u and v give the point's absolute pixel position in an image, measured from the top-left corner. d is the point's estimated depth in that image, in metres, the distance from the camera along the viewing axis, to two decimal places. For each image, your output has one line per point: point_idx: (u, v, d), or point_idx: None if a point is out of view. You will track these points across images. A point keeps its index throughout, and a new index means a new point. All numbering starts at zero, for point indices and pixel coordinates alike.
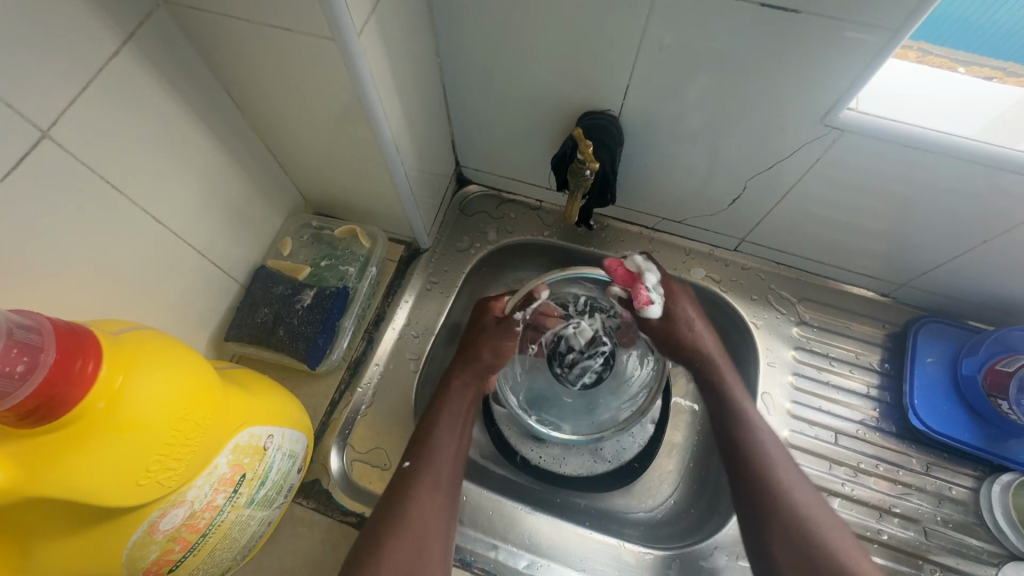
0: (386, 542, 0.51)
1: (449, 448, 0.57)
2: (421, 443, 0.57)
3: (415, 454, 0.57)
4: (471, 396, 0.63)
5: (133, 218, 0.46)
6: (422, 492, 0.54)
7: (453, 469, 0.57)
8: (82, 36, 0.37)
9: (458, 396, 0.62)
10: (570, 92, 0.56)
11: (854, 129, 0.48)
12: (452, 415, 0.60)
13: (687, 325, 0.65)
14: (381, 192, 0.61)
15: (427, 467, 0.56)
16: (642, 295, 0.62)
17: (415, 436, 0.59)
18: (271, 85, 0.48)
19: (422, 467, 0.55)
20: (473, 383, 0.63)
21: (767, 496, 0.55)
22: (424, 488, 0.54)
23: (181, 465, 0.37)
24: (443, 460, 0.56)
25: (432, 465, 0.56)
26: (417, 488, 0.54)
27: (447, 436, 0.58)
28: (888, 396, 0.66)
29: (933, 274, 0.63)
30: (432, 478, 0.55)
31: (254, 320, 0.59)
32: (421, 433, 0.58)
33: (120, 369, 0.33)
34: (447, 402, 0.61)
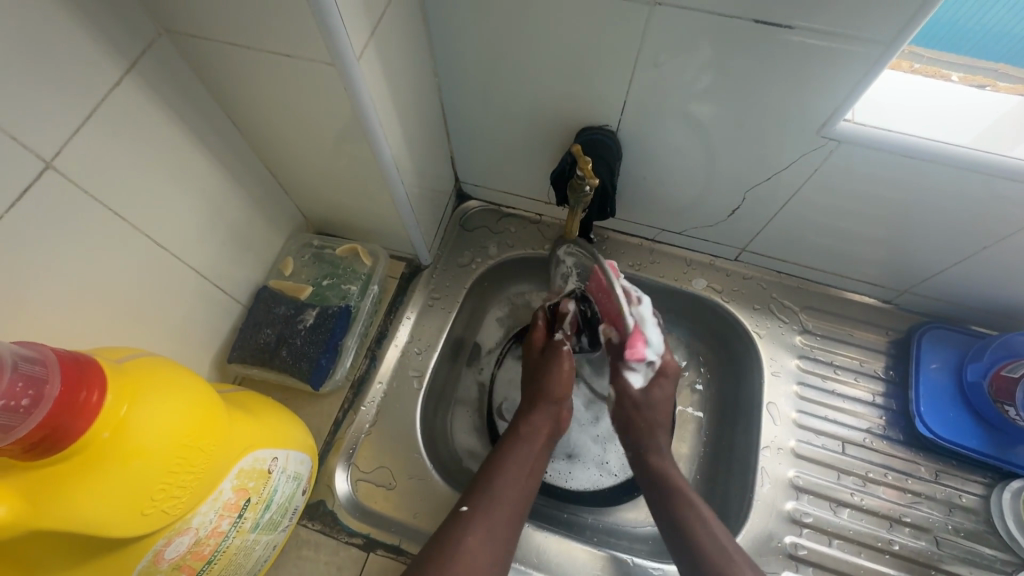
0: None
1: (506, 497, 0.54)
2: (483, 486, 0.54)
3: (478, 498, 0.53)
4: (540, 444, 0.59)
5: (135, 243, 0.46)
6: (477, 542, 0.50)
7: (512, 519, 0.53)
8: (85, 68, 0.38)
9: (528, 442, 0.58)
10: (568, 109, 0.56)
11: (849, 140, 0.49)
12: (516, 461, 0.57)
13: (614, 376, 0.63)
14: (381, 210, 0.61)
15: (487, 514, 0.52)
16: (636, 348, 0.59)
17: (477, 480, 0.55)
18: (272, 110, 0.49)
19: (481, 514, 0.52)
20: (547, 427, 0.61)
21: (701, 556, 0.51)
22: (480, 534, 0.51)
23: (186, 492, 0.37)
24: (503, 509, 0.53)
25: (491, 512, 0.52)
26: (472, 534, 0.51)
27: (508, 486, 0.55)
28: (893, 404, 0.66)
29: (934, 280, 0.63)
30: (489, 527, 0.51)
31: (256, 341, 0.59)
32: (485, 476, 0.55)
33: (125, 398, 0.33)
34: (517, 448, 0.58)
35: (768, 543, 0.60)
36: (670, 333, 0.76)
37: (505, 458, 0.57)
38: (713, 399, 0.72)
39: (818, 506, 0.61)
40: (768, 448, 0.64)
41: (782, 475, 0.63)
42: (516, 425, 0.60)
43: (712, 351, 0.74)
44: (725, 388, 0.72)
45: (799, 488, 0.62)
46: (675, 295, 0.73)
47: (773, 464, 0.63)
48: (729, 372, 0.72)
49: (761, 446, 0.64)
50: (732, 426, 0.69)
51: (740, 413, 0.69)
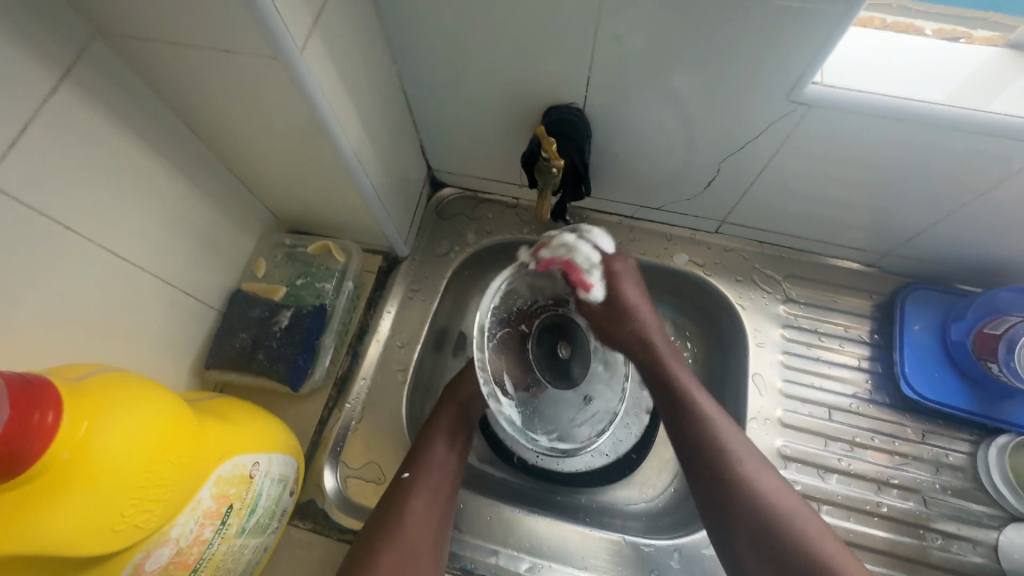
0: (381, 553, 0.50)
1: (439, 465, 0.57)
2: (422, 451, 0.57)
3: (418, 464, 0.56)
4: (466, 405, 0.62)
5: (92, 256, 0.44)
6: (419, 505, 0.53)
7: (448, 478, 0.57)
8: (14, 78, 0.36)
9: (457, 407, 0.61)
10: (532, 89, 0.55)
11: (820, 103, 0.47)
12: (447, 429, 0.59)
13: (630, 305, 0.63)
14: (351, 205, 0.60)
15: (427, 480, 0.55)
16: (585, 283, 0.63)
17: (415, 445, 0.58)
18: (223, 108, 0.47)
19: (420, 479, 0.55)
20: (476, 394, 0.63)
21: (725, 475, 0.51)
22: (422, 499, 0.54)
23: (159, 505, 0.36)
24: (440, 472, 0.56)
25: (431, 478, 0.55)
26: (414, 500, 0.53)
27: (441, 459, 0.57)
28: (879, 367, 0.65)
29: (917, 241, 0.62)
30: (428, 493, 0.54)
31: (233, 346, 0.58)
32: (423, 443, 0.58)
33: (84, 416, 0.33)
34: (446, 412, 0.60)
35: None
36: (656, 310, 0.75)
37: (437, 425, 0.59)
38: (700, 373, 0.72)
39: (807, 474, 0.62)
40: (755, 419, 0.64)
41: (769, 445, 0.63)
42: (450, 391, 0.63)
43: (698, 326, 0.74)
44: (711, 362, 0.72)
45: (787, 457, 0.62)
46: (657, 271, 0.73)
47: (760, 435, 0.63)
48: (716, 345, 0.72)
49: (748, 417, 0.64)
50: (720, 399, 0.69)
51: (727, 387, 0.69)
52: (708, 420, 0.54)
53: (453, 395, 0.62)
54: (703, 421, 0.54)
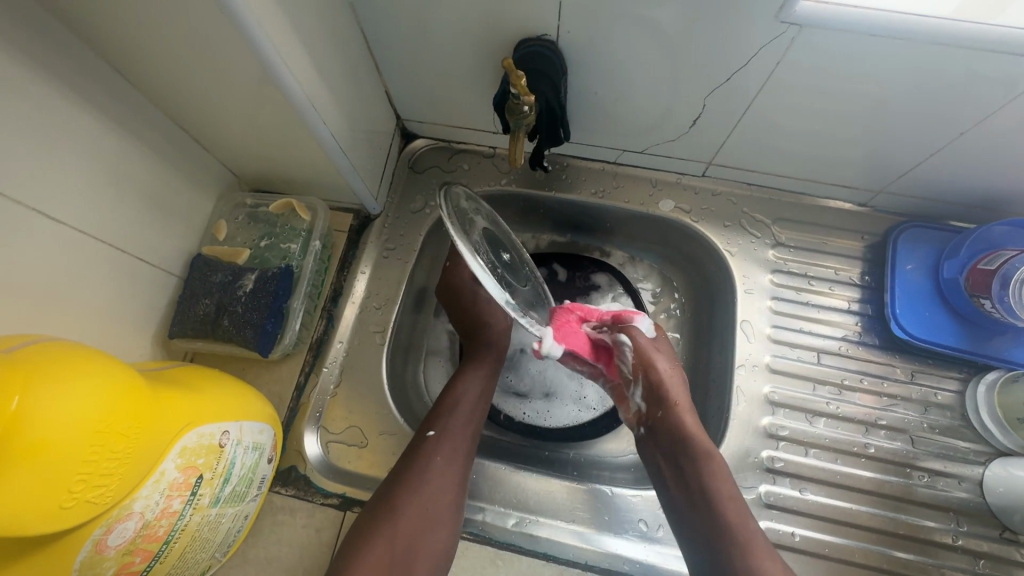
0: (401, 509, 0.49)
1: (463, 427, 0.55)
2: (445, 409, 0.56)
3: (441, 421, 0.55)
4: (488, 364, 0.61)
5: (24, 221, 0.41)
6: (440, 466, 0.52)
7: (470, 436, 0.55)
8: None
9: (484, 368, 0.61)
10: (500, 20, 0.50)
11: (813, 22, 0.43)
12: (475, 395, 0.58)
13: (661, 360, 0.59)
14: (312, 158, 0.56)
15: (449, 439, 0.54)
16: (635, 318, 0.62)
17: (438, 402, 0.57)
18: (154, 49, 0.42)
19: (442, 437, 0.54)
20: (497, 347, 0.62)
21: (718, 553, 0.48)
22: (443, 458, 0.53)
23: (112, 480, 0.34)
24: (463, 430, 0.55)
25: (455, 435, 0.54)
26: (435, 459, 0.52)
27: (465, 416, 0.56)
28: (869, 309, 0.64)
29: (910, 176, 0.59)
30: (449, 453, 0.53)
31: (195, 313, 0.55)
32: (445, 401, 0.57)
33: (16, 390, 0.30)
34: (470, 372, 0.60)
35: (745, 459, 0.59)
36: (642, 261, 0.75)
37: (461, 385, 0.59)
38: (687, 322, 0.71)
39: (796, 419, 0.61)
40: (743, 366, 0.63)
41: (757, 391, 0.62)
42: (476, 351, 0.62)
43: (687, 278, 0.72)
44: (699, 312, 0.71)
45: (776, 403, 0.61)
46: (642, 219, 0.70)
47: (748, 382, 0.62)
48: (704, 295, 0.70)
49: (736, 364, 0.63)
50: (707, 349, 0.68)
51: (715, 335, 0.67)
52: (706, 456, 0.53)
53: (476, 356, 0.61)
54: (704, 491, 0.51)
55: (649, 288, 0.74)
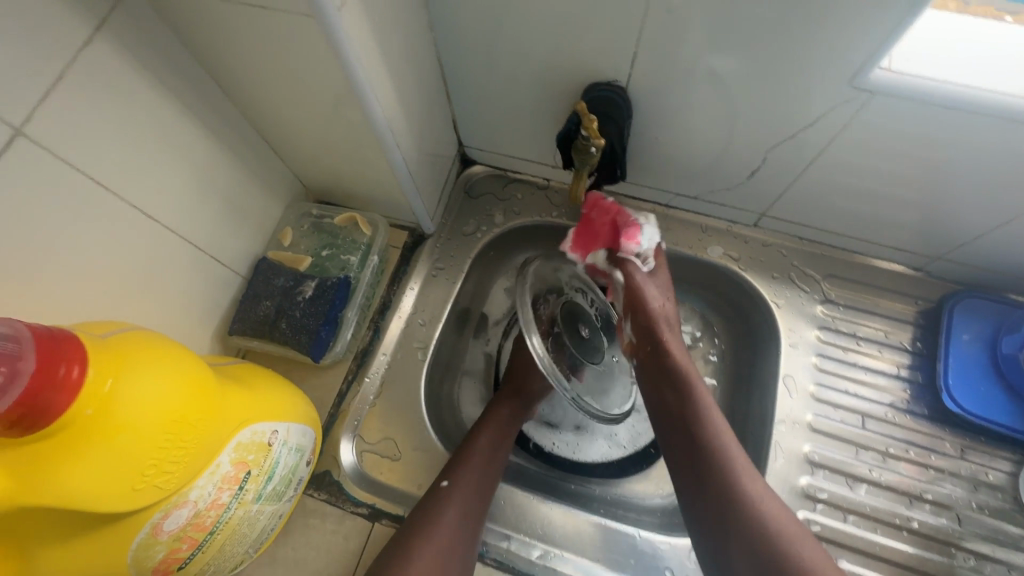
0: (417, 555, 0.49)
1: (478, 480, 0.55)
2: (460, 461, 0.56)
3: (455, 473, 0.55)
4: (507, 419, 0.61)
5: (123, 215, 0.44)
6: (455, 516, 0.52)
7: (483, 492, 0.55)
8: (52, 24, 0.35)
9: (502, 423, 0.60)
10: (574, 64, 0.52)
11: (886, 90, 0.44)
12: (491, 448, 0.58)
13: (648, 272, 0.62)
14: (380, 177, 0.59)
15: (466, 490, 0.54)
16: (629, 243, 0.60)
17: (455, 454, 0.57)
18: (257, 69, 0.46)
19: (457, 490, 0.53)
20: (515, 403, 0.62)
21: (727, 498, 0.48)
22: (458, 508, 0.52)
23: (179, 467, 0.36)
24: (478, 485, 0.54)
25: (468, 490, 0.54)
26: (451, 509, 0.52)
27: (480, 468, 0.56)
28: (919, 377, 0.62)
29: (972, 246, 0.59)
30: (466, 503, 0.53)
31: (256, 313, 0.58)
32: (461, 452, 0.57)
33: (110, 373, 0.32)
34: (487, 425, 0.59)
35: None
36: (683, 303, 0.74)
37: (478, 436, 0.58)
38: (726, 370, 0.70)
39: (836, 482, 0.59)
40: (784, 422, 0.62)
41: (797, 450, 0.60)
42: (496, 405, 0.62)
43: (730, 326, 0.71)
44: (738, 360, 0.70)
45: (816, 463, 0.60)
46: (689, 263, 0.70)
47: (788, 439, 0.61)
48: (745, 345, 0.70)
49: (776, 419, 0.62)
50: (744, 398, 0.67)
51: (755, 386, 0.66)
52: (722, 438, 0.51)
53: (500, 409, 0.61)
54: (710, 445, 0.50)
55: (689, 330, 0.72)
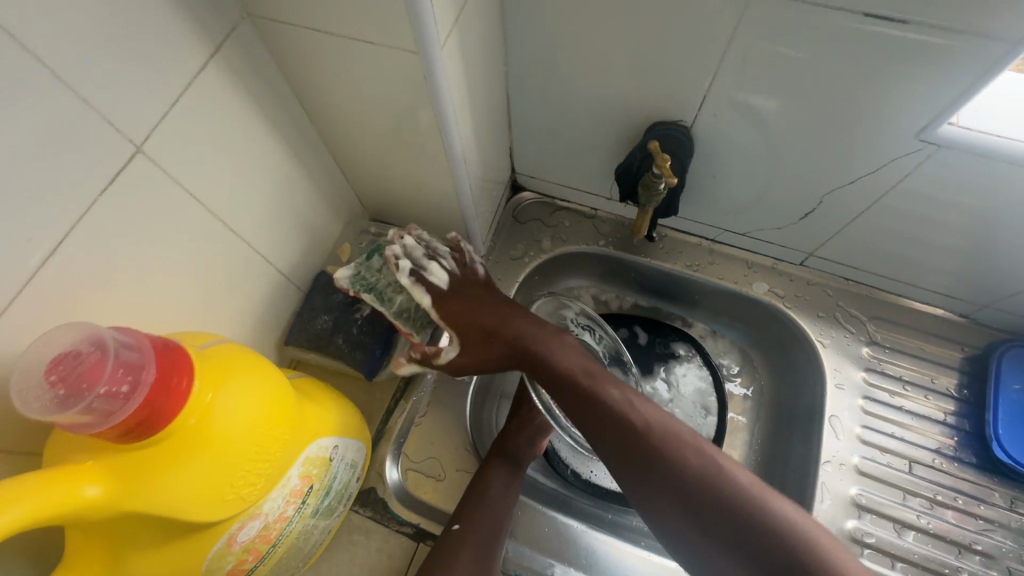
0: None
1: (490, 522, 0.54)
2: (468, 504, 0.55)
3: (466, 516, 0.54)
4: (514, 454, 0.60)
5: (211, 229, 0.46)
6: (466, 562, 0.51)
7: (497, 529, 0.54)
8: (176, 50, 0.37)
9: (511, 459, 0.60)
10: (642, 103, 0.54)
11: (953, 145, 0.45)
12: (499, 487, 0.57)
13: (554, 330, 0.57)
14: (442, 201, 0.61)
15: (475, 538, 0.53)
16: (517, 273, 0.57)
17: (463, 498, 0.56)
18: (344, 96, 0.48)
19: (470, 532, 0.53)
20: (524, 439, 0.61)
21: (689, 485, 0.46)
22: (468, 557, 0.52)
23: (260, 480, 0.37)
24: (489, 523, 0.54)
25: (481, 531, 0.53)
26: (460, 560, 0.51)
27: (492, 503, 0.56)
28: (966, 424, 0.62)
29: (1023, 297, 0.59)
30: (475, 552, 0.52)
31: (314, 327, 0.59)
32: (468, 495, 0.56)
33: (210, 385, 0.34)
34: (496, 462, 0.59)
35: None
36: (724, 337, 0.75)
37: (488, 474, 0.58)
38: (767, 407, 0.70)
39: (882, 527, 0.59)
40: (830, 463, 0.61)
41: (843, 492, 0.60)
42: (501, 441, 0.61)
43: (771, 361, 0.72)
44: (781, 398, 0.70)
45: (862, 507, 0.60)
46: (733, 299, 0.71)
47: (834, 480, 0.61)
48: (786, 383, 0.70)
49: (822, 460, 0.62)
50: (786, 436, 0.67)
51: (797, 424, 0.66)
52: (631, 408, 0.50)
53: (503, 447, 0.60)
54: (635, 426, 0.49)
55: (727, 363, 0.74)
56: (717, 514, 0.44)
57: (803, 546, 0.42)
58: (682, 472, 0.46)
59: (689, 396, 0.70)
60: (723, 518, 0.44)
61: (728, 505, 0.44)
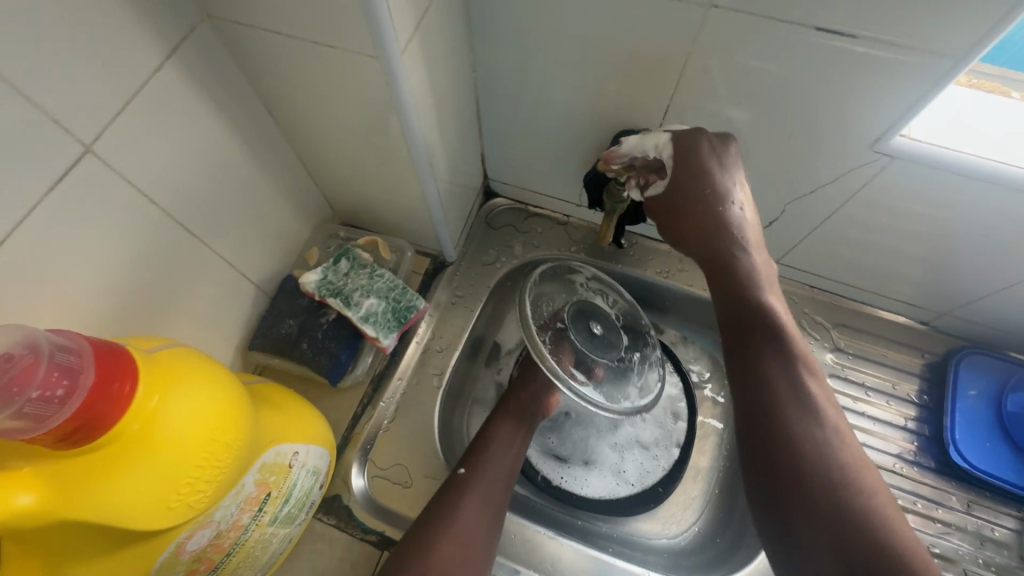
0: (438, 541, 0.49)
1: (497, 470, 0.56)
2: (476, 452, 0.57)
3: (472, 462, 0.56)
4: (519, 411, 0.63)
5: (169, 231, 0.45)
6: (475, 503, 0.53)
7: (501, 480, 0.56)
8: (129, 49, 0.37)
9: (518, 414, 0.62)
10: (608, 111, 0.55)
11: (905, 156, 0.47)
12: (507, 437, 0.60)
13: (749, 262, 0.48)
14: (411, 206, 0.61)
15: (483, 477, 0.55)
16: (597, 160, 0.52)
17: (470, 448, 0.59)
18: (308, 99, 0.48)
19: (475, 476, 0.55)
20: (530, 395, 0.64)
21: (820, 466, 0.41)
22: (477, 494, 0.53)
23: (211, 487, 0.36)
24: (497, 471, 0.56)
25: (486, 478, 0.55)
26: (469, 494, 0.53)
27: (499, 449, 0.58)
28: (926, 429, 0.64)
29: (979, 304, 0.61)
30: (485, 490, 0.54)
31: (278, 332, 0.58)
32: (476, 446, 0.58)
33: (156, 389, 0.33)
34: (504, 414, 0.62)
35: None
36: (694, 343, 0.76)
37: (495, 426, 0.61)
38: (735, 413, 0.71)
39: None
40: None
41: None
42: (508, 398, 0.64)
43: None
44: None
45: None
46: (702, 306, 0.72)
47: None
48: None
49: None
50: None
51: None
52: (802, 372, 0.45)
53: (512, 402, 0.63)
54: (803, 395, 0.44)
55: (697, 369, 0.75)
56: (815, 496, 0.40)
57: (888, 546, 0.38)
58: (803, 447, 0.42)
59: (661, 401, 0.72)
60: (802, 488, 0.41)
61: (821, 490, 0.40)
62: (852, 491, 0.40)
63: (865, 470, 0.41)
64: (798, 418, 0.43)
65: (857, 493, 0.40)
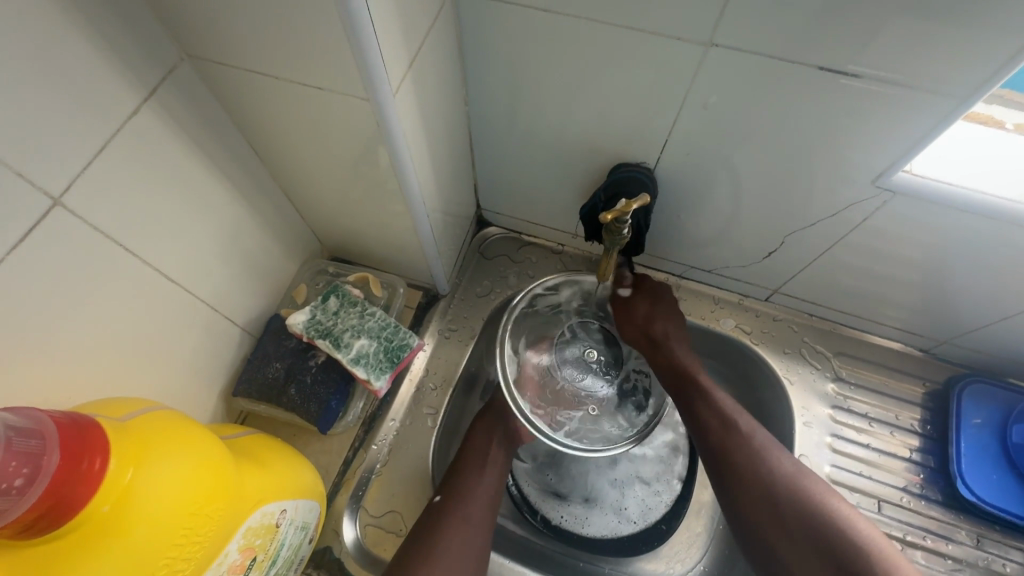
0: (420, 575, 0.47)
1: (478, 491, 0.54)
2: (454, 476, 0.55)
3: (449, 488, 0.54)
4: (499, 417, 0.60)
5: (147, 280, 0.43)
6: (453, 529, 0.50)
7: (483, 506, 0.53)
8: (104, 95, 0.35)
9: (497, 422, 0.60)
10: (603, 145, 0.54)
11: (907, 191, 0.46)
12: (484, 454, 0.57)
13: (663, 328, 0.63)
14: (402, 240, 0.59)
15: (463, 503, 0.53)
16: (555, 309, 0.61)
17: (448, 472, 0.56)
18: (295, 137, 0.46)
19: (454, 504, 0.52)
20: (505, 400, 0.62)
21: (776, 491, 0.49)
22: (456, 521, 0.51)
23: (191, 562, 0.33)
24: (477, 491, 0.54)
25: (466, 504, 0.53)
26: (450, 520, 0.51)
27: (477, 468, 0.56)
28: (931, 461, 0.63)
29: (979, 333, 0.60)
30: (466, 517, 0.52)
31: (264, 376, 0.55)
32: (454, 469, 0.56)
33: (130, 462, 0.30)
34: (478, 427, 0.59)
35: None
36: None
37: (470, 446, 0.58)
38: None
39: None
40: None
41: None
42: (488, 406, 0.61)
43: (740, 398, 0.71)
44: None
45: None
46: (701, 335, 0.71)
47: None
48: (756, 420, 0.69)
49: None
50: None
51: None
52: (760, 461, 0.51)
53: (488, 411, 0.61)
54: (756, 464, 0.51)
55: None
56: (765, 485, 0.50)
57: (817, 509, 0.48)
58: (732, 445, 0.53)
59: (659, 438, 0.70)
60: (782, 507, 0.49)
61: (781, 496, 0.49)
62: (798, 499, 0.49)
63: (803, 481, 0.50)
64: (709, 415, 0.55)
65: (812, 493, 0.49)
